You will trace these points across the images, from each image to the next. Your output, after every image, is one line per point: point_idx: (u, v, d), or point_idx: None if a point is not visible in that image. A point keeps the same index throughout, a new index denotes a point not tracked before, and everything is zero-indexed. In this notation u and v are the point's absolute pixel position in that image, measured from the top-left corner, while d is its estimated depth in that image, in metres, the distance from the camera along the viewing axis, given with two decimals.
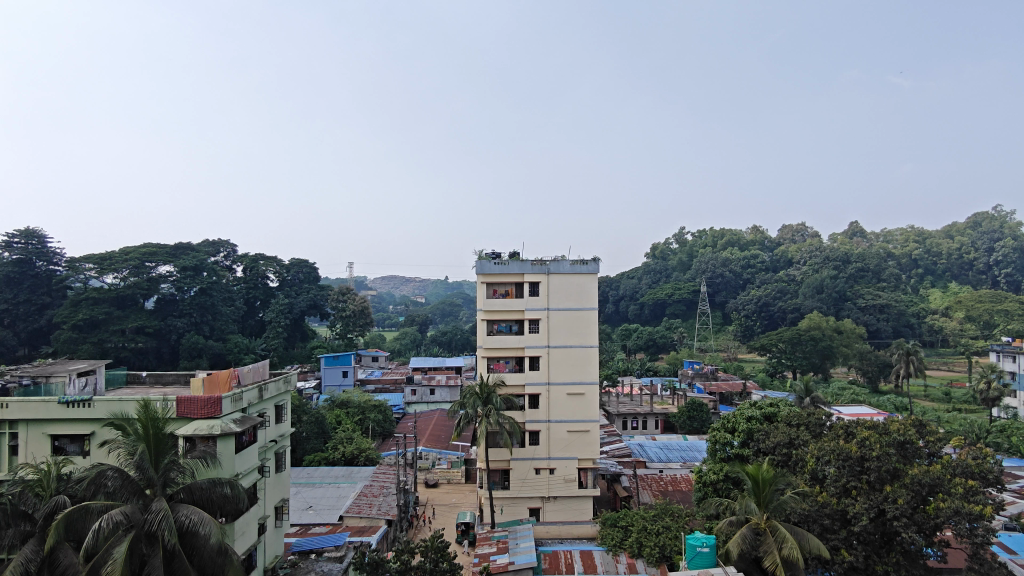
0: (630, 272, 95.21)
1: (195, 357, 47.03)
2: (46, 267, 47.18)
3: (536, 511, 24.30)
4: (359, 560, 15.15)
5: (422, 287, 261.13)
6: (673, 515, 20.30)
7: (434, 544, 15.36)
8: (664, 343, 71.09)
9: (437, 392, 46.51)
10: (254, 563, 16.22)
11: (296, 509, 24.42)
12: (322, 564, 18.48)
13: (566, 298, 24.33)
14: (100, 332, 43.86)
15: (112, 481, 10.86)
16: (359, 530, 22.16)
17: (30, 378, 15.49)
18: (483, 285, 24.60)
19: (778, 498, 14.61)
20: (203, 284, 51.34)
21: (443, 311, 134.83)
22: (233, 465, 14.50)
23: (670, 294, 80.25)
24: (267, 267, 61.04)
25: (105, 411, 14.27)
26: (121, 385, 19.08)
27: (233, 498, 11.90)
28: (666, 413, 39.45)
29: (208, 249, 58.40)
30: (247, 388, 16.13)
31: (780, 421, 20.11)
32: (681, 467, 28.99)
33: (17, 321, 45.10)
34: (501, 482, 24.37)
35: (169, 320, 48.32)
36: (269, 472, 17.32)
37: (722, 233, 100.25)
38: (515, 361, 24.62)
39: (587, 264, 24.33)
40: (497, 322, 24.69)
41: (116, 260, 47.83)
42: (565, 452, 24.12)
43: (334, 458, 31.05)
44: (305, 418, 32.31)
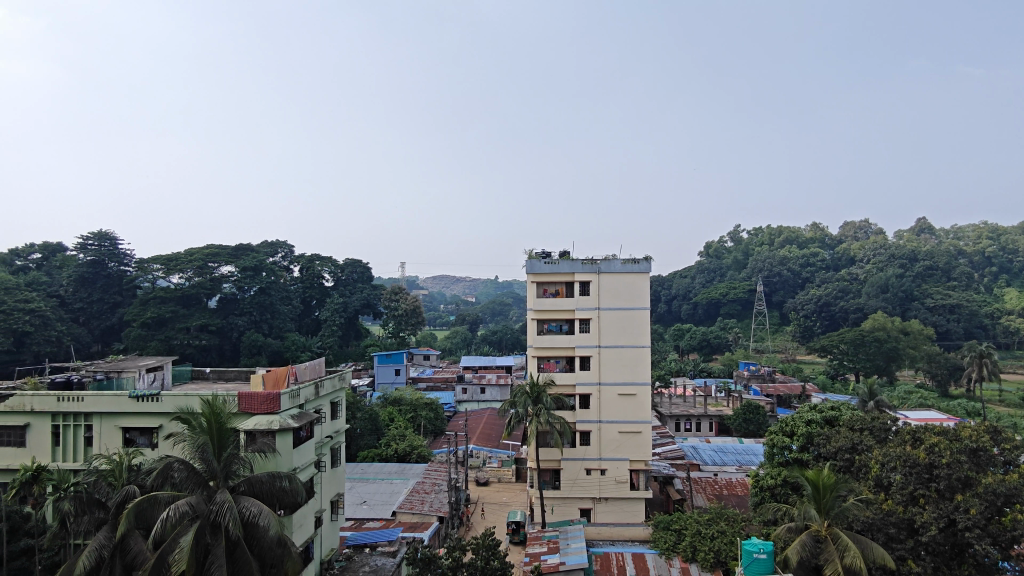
0: (683, 271, 93.46)
1: (256, 354, 48.71)
2: (118, 267, 50.02)
3: (588, 512, 24.08)
4: (410, 556, 15.36)
5: (473, 287, 261.33)
6: (729, 520, 19.70)
7: (485, 542, 15.38)
8: (718, 343, 69.51)
9: (488, 391, 46.82)
10: (311, 555, 16.66)
11: (351, 503, 24.94)
12: (376, 558, 18.81)
13: (617, 298, 24.02)
14: (167, 330, 45.98)
15: (178, 472, 11.34)
16: (411, 526, 22.51)
17: (103, 373, 16.34)
18: (533, 284, 24.54)
19: (840, 504, 14.06)
20: (263, 284, 53.09)
21: (494, 310, 135.63)
22: (291, 459, 14.91)
23: (725, 294, 78.36)
24: (323, 267, 62.69)
25: (172, 405, 14.82)
26: (186, 380, 19.97)
27: (291, 492, 12.25)
28: (721, 416, 38.60)
29: (268, 249, 60.41)
30: (303, 385, 16.59)
31: (842, 425, 19.26)
32: (736, 470, 28.24)
33: (92, 319, 48.01)
34: (553, 482, 24.26)
35: (231, 318, 50.27)
36: (324, 466, 17.76)
37: (780, 231, 97.22)
38: (565, 361, 24.48)
39: (638, 263, 23.99)
40: (547, 321, 24.59)
41: (182, 261, 50.10)
42: (616, 453, 23.83)
43: (387, 454, 31.61)
44: (359, 414, 33.02)
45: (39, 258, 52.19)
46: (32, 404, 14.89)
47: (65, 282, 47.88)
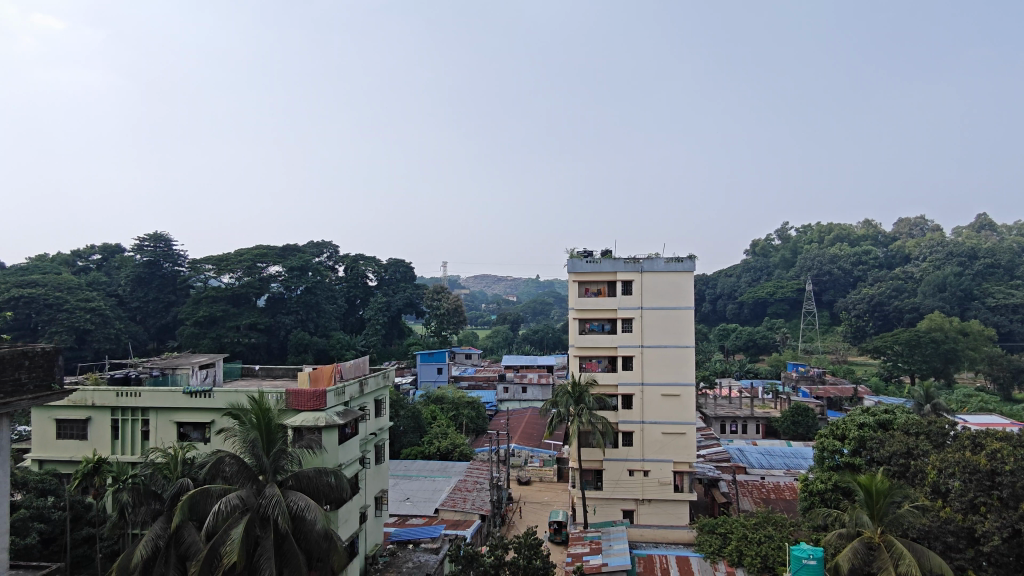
0: (729, 270, 91.72)
1: (302, 352, 49.76)
2: (172, 268, 51.88)
3: (631, 513, 23.84)
4: (453, 553, 15.46)
5: (513, 287, 261.22)
6: (776, 524, 19.21)
7: (527, 541, 15.35)
8: (766, 343, 67.98)
9: (529, 390, 46.87)
10: (356, 550, 16.96)
11: (395, 500, 25.27)
12: (419, 554, 19.01)
13: (661, 297, 23.71)
14: (218, 328, 47.43)
15: (229, 467, 11.63)
16: (454, 524, 22.68)
17: (159, 370, 16.98)
18: (575, 284, 24.41)
19: (895, 511, 13.56)
20: (309, 283, 54.22)
21: (535, 309, 135.77)
22: (337, 456, 15.20)
23: (772, 293, 76.58)
24: (367, 267, 63.70)
25: (223, 401, 15.29)
26: (236, 377, 20.52)
27: (337, 488, 12.47)
28: (768, 418, 37.75)
29: (313, 250, 61.68)
30: (348, 383, 16.89)
31: (897, 429, 18.62)
32: (784, 474, 27.60)
33: (148, 317, 49.89)
34: (595, 482, 24.11)
35: (278, 317, 51.52)
36: (369, 463, 18.05)
37: (830, 229, 94.48)
38: (607, 361, 24.29)
39: (683, 262, 23.66)
40: (589, 321, 24.45)
41: (232, 262, 51.58)
42: (660, 454, 23.54)
43: (430, 451, 31.95)
44: (402, 412, 33.49)
45: (99, 259, 54.58)
46: (93, 398, 15.54)
47: (123, 282, 49.94)
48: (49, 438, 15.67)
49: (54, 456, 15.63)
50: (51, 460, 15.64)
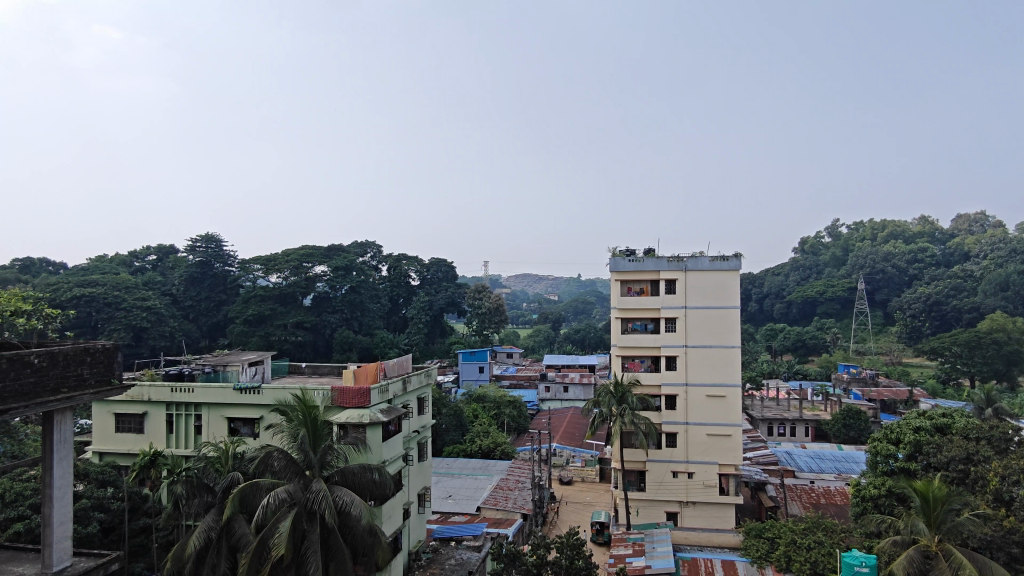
0: (776, 268, 89.59)
1: (347, 350, 50.63)
2: (223, 268, 53.49)
3: (675, 515, 23.53)
4: (496, 551, 15.50)
5: (554, 286, 260.38)
6: (827, 530, 18.59)
7: (569, 541, 15.28)
8: (815, 344, 66.20)
9: (571, 389, 46.74)
10: (400, 546, 17.17)
11: (437, 497, 25.49)
12: (461, 552, 19.14)
13: (705, 296, 23.29)
14: (266, 327, 48.69)
15: (278, 461, 11.94)
16: (496, 522, 22.76)
17: (210, 366, 17.54)
18: (617, 282, 24.17)
19: (953, 519, 13.04)
20: (353, 283, 55.11)
21: (577, 308, 135.22)
22: (381, 452, 15.43)
23: (821, 292, 74.48)
24: (409, 267, 64.42)
25: (271, 398, 15.68)
26: (284, 374, 20.98)
27: (381, 484, 12.64)
28: (818, 421, 36.73)
29: (357, 250, 62.71)
30: (392, 381, 17.10)
31: (956, 433, 17.87)
32: (834, 478, 26.80)
33: (200, 316, 51.56)
34: (638, 483, 23.84)
35: (324, 315, 52.56)
36: (412, 460, 18.26)
37: (884, 226, 91.32)
38: (650, 360, 23.99)
39: (728, 260, 23.19)
40: (632, 320, 24.19)
41: (280, 262, 52.80)
42: (704, 456, 23.14)
43: (472, 450, 32.13)
44: (445, 410, 33.82)
45: (154, 259, 56.69)
46: (148, 394, 16.10)
47: (177, 281, 51.73)
48: (109, 431, 16.34)
49: (114, 449, 16.29)
50: (110, 452, 16.30)
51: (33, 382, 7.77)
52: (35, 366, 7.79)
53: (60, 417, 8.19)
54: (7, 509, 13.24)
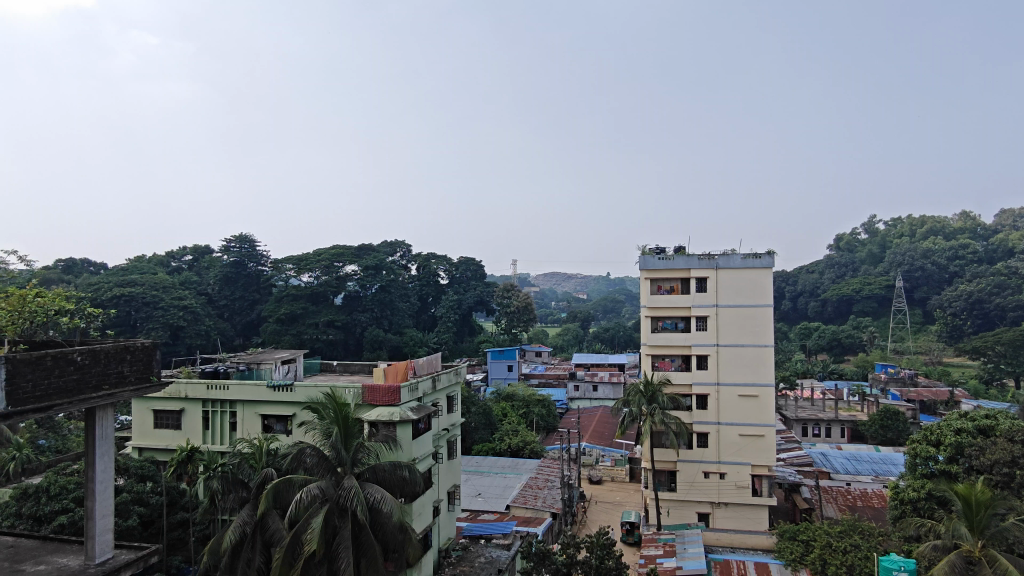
0: (811, 266, 87.89)
1: (377, 349, 51.15)
2: (256, 267, 54.45)
3: (707, 516, 23.23)
4: (525, 550, 15.46)
5: (583, 284, 259.30)
6: (863, 533, 18.15)
7: (599, 541, 15.17)
8: (851, 343, 64.77)
9: (600, 388, 46.55)
10: (430, 543, 17.27)
11: (467, 495, 25.61)
12: (491, 550, 19.17)
13: (737, 295, 22.95)
14: (299, 326, 49.48)
15: (310, 458, 12.10)
16: (525, 521, 22.75)
17: (245, 364, 17.89)
18: (647, 281, 23.96)
19: (998, 524, 12.65)
20: (383, 282, 55.62)
21: (606, 307, 134.38)
22: (411, 450, 15.55)
23: (858, 290, 72.81)
24: (438, 266, 64.76)
25: (304, 396, 15.87)
26: (316, 372, 21.30)
27: (411, 482, 12.74)
28: (854, 422, 35.93)
29: (387, 249, 63.26)
30: (422, 379, 17.24)
31: (1000, 435, 17.31)
32: (871, 480, 26.18)
33: (234, 315, 52.59)
34: (669, 483, 23.63)
35: (354, 314, 53.15)
36: (442, 458, 18.36)
37: (924, 222, 88.90)
38: (681, 359, 23.72)
39: (761, 258, 22.81)
40: (662, 319, 23.94)
41: (311, 261, 53.53)
42: (736, 457, 22.82)
43: (501, 448, 32.19)
44: (474, 408, 33.97)
45: (191, 259, 58.02)
46: (185, 391, 16.48)
47: (212, 281, 52.87)
48: (148, 427, 16.76)
49: (153, 445, 16.71)
50: (150, 448, 16.74)
51: (76, 379, 7.98)
52: (78, 364, 7.99)
53: (102, 412, 8.41)
54: (51, 502, 13.68)
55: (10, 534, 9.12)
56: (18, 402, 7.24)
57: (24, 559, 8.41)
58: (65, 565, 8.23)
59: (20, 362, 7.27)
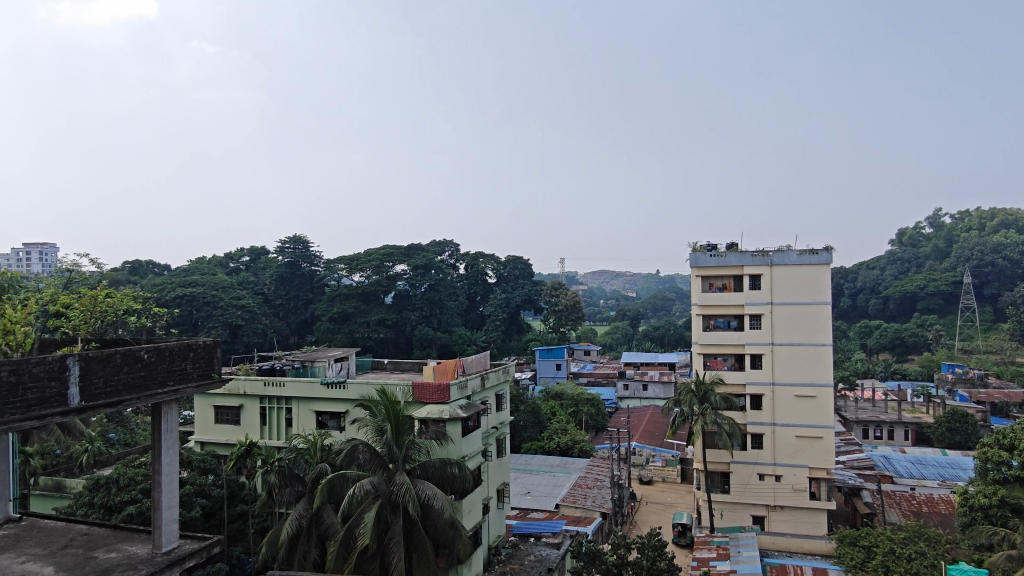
0: (871, 261, 84.67)
1: (426, 348, 51.80)
2: (310, 267, 55.81)
3: (762, 519, 22.69)
4: (576, 549, 15.40)
5: (632, 283, 256.54)
6: (930, 541, 17.37)
7: (651, 542, 14.96)
8: (915, 342, 62.11)
9: (651, 387, 46.01)
10: (480, 540, 17.37)
11: (516, 493, 25.68)
12: (541, 548, 19.17)
13: (793, 292, 22.29)
14: (350, 324, 50.57)
15: (363, 454, 12.31)
16: (575, 520, 22.66)
17: (299, 362, 18.39)
18: (698, 278, 23.49)
19: None
20: (432, 281, 56.23)
21: (656, 305, 132.64)
22: (460, 448, 15.68)
23: (922, 286, 69.70)
24: (486, 265, 65.05)
25: (356, 393, 16.18)
26: (368, 370, 21.68)
27: (461, 478, 12.85)
28: (919, 424, 34.46)
29: (436, 249, 63.99)
30: (471, 377, 17.33)
31: None
32: (938, 485, 25.06)
33: (289, 313, 54.14)
34: (722, 484, 23.14)
35: (404, 312, 53.93)
36: (491, 456, 18.44)
37: (995, 215, 84.47)
38: (734, 359, 23.16)
39: (818, 254, 22.08)
40: (714, 317, 23.42)
41: (362, 261, 54.48)
42: (793, 459, 22.18)
43: (549, 447, 32.15)
44: (522, 407, 34.06)
45: (248, 260, 59.95)
46: (244, 387, 17.02)
47: (268, 281, 54.52)
48: (210, 423, 17.40)
49: (214, 439, 17.34)
50: (211, 442, 17.38)
51: (143, 375, 8.32)
52: (144, 361, 8.34)
53: (167, 408, 8.74)
54: (121, 492, 14.38)
55: (85, 522, 9.53)
56: (90, 398, 7.62)
57: (97, 546, 8.76)
58: (134, 554, 8.53)
59: (92, 360, 7.64)
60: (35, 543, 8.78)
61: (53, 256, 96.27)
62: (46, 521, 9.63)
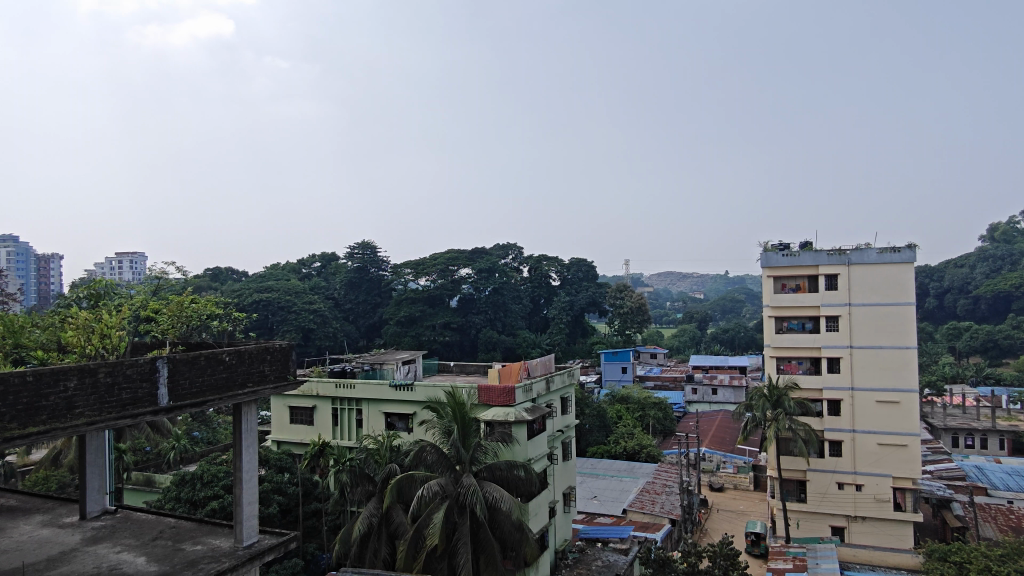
0: (960, 259, 79.59)
1: (491, 350, 52.22)
2: (378, 272, 57.18)
3: (842, 531, 21.70)
4: (644, 556, 15.13)
5: (699, 283, 250.84)
6: None
7: (723, 550, 14.53)
8: (1010, 345, 57.95)
9: (720, 392, 44.75)
10: (547, 543, 17.33)
11: (583, 498, 25.50)
12: (609, 554, 18.92)
13: (873, 292, 21.24)
14: (417, 327, 51.50)
15: (430, 455, 12.50)
16: (642, 526, 22.27)
17: (369, 364, 18.86)
18: (770, 278, 22.70)
19: None
20: (497, 284, 56.48)
21: (725, 307, 129.41)
22: (526, 451, 15.68)
23: (1018, 285, 64.97)
24: (550, 267, 64.86)
25: (424, 395, 16.44)
26: (434, 373, 22.03)
27: (527, 481, 12.88)
28: (1016, 433, 32.05)
29: (500, 252, 64.41)
30: (535, 380, 17.26)
31: None
32: None
33: (359, 317, 55.74)
34: (798, 493, 22.26)
35: (469, 316, 54.48)
36: (557, 459, 18.39)
37: None
38: (810, 362, 22.25)
39: (900, 252, 20.96)
40: (787, 319, 22.57)
41: (427, 266, 55.37)
42: (875, 468, 21.11)
43: (616, 451, 31.76)
44: (588, 410, 33.76)
45: (319, 266, 62.09)
46: (317, 389, 17.61)
47: (338, 286, 56.30)
48: (285, 422, 18.08)
49: (290, 438, 18.01)
50: (287, 441, 18.07)
51: (225, 376, 8.74)
52: (226, 363, 8.76)
53: (247, 408, 9.12)
54: (205, 488, 15.16)
55: (173, 516, 10.04)
56: (177, 397, 8.05)
57: (184, 539, 9.23)
58: (218, 547, 8.93)
59: (179, 361, 8.08)
60: (129, 535, 9.34)
61: (142, 265, 102.39)
62: (138, 514, 10.23)
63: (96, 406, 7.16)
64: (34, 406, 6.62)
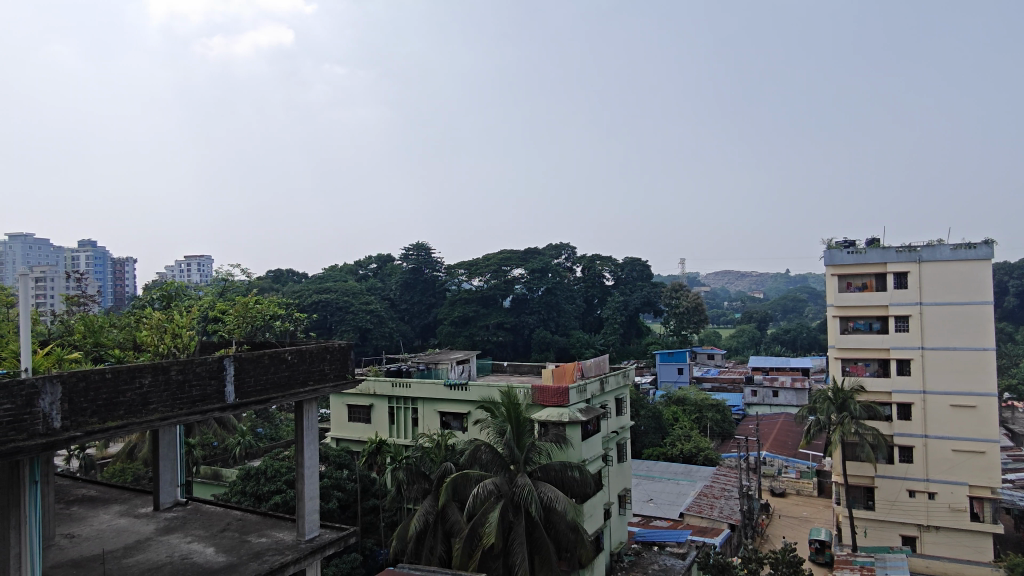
0: None
1: (545, 350, 52.14)
2: (432, 273, 57.89)
3: (913, 540, 20.71)
4: (703, 561, 14.81)
5: (758, 283, 244.07)
6: None
7: (785, 558, 14.07)
8: None
9: (782, 394, 43.41)
10: (602, 545, 17.17)
11: (639, 500, 25.17)
12: (665, 558, 18.60)
13: (946, 291, 20.22)
14: (471, 328, 51.98)
15: (485, 455, 12.61)
16: (701, 531, 21.81)
17: (425, 364, 19.10)
18: (834, 277, 21.89)
19: None
20: (549, 284, 56.30)
21: (786, 306, 125.50)
22: (581, 451, 15.57)
23: None
24: (604, 267, 64.22)
25: (478, 394, 16.54)
26: (489, 372, 22.16)
27: (582, 482, 12.81)
28: None
29: (552, 252, 64.15)
30: (590, 380, 17.16)
31: None
32: None
33: (414, 317, 56.64)
34: (866, 500, 21.40)
35: (522, 316, 54.52)
36: (612, 461, 18.21)
37: None
38: (878, 364, 21.33)
39: (976, 248, 19.86)
40: (853, 319, 21.70)
41: (481, 266, 55.70)
42: (949, 475, 20.05)
43: (673, 453, 31.21)
44: (644, 412, 33.28)
45: (375, 267, 63.40)
46: (374, 388, 17.96)
47: (394, 286, 57.32)
48: (344, 420, 18.53)
49: (349, 435, 18.45)
50: (346, 438, 18.52)
51: (287, 375, 9.00)
52: (288, 362, 9.04)
53: (308, 406, 9.38)
54: (269, 482, 15.67)
55: (239, 509, 10.43)
56: (243, 394, 8.34)
57: (250, 531, 9.56)
58: (282, 540, 9.22)
59: (244, 360, 8.38)
60: (199, 526, 9.74)
61: (209, 267, 106.90)
62: (207, 506, 10.68)
63: (168, 402, 7.49)
64: (113, 402, 6.97)
